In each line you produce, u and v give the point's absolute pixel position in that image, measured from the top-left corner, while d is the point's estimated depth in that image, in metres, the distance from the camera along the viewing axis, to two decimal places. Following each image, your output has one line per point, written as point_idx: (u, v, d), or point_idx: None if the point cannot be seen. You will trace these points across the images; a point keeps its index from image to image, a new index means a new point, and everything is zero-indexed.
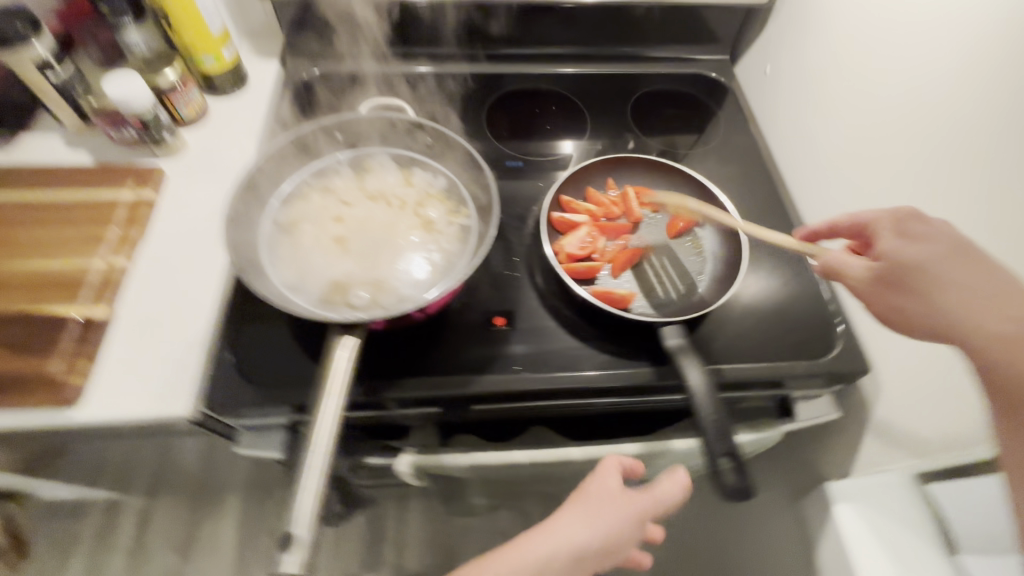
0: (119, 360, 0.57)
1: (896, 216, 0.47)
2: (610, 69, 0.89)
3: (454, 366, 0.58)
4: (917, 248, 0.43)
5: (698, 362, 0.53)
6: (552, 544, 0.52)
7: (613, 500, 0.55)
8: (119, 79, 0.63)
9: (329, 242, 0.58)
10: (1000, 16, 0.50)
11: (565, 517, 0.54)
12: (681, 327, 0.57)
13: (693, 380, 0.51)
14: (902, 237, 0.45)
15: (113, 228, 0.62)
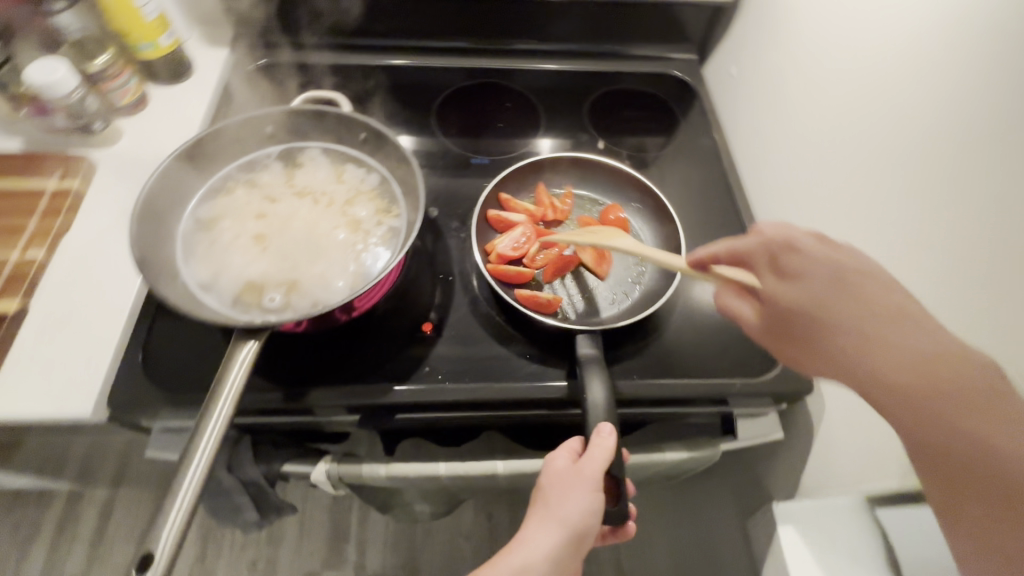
0: (24, 356, 0.55)
1: (770, 249, 0.45)
2: (572, 68, 0.86)
3: (375, 372, 0.57)
4: (794, 289, 0.41)
5: (602, 375, 0.51)
6: (529, 569, 0.45)
7: (586, 490, 0.46)
8: (42, 67, 0.61)
9: (249, 240, 0.56)
10: (944, 13, 0.47)
11: (540, 531, 0.47)
12: (596, 335, 0.54)
13: (593, 395, 0.49)
14: (779, 276, 0.43)
15: (33, 221, 0.60)
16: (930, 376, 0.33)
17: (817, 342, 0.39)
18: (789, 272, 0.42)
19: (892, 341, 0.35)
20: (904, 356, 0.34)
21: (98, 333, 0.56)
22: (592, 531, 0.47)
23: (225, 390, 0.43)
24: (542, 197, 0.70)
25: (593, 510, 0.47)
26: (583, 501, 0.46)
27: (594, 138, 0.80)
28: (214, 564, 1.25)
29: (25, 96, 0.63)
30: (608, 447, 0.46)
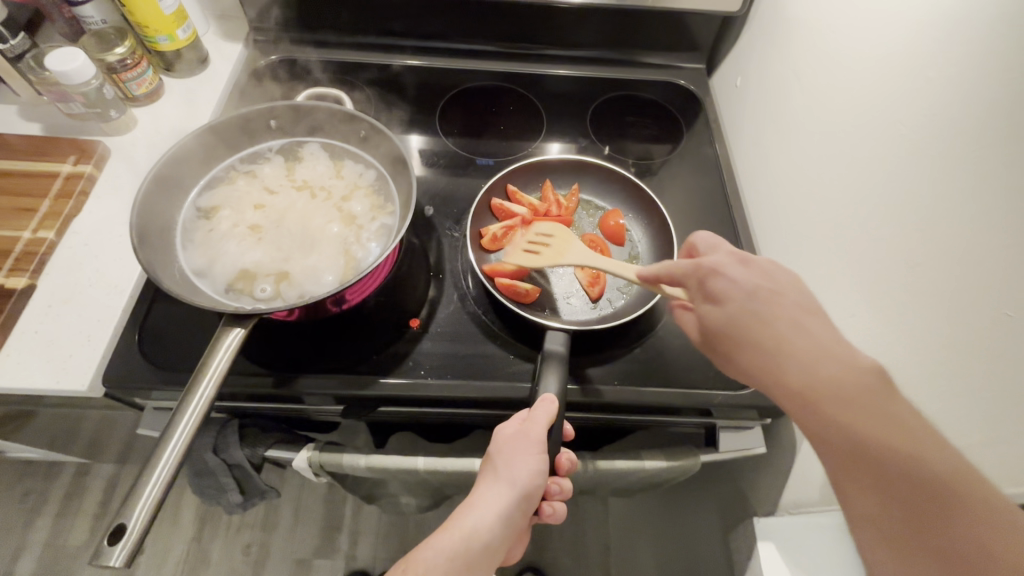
0: (28, 331, 0.57)
1: (698, 276, 0.45)
2: (578, 74, 0.87)
3: (360, 364, 0.58)
4: (721, 313, 0.43)
5: (560, 373, 0.51)
6: (481, 528, 0.46)
7: (535, 452, 0.48)
8: (61, 54, 0.63)
9: (245, 229, 0.58)
10: (932, 21, 0.47)
11: (491, 492, 0.48)
12: (567, 334, 0.55)
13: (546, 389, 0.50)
14: (708, 299, 0.44)
15: (46, 203, 0.63)
16: (834, 382, 0.36)
17: (742, 357, 0.42)
18: (714, 296, 0.44)
19: (788, 349, 0.39)
20: (807, 366, 0.38)
21: (99, 313, 0.59)
22: (539, 491, 0.48)
23: (208, 371, 0.45)
24: (550, 193, 0.72)
25: (541, 471, 0.48)
26: (532, 462, 0.48)
27: (595, 143, 0.81)
28: (211, 545, 1.27)
29: (47, 83, 0.67)
30: (550, 411, 0.48)
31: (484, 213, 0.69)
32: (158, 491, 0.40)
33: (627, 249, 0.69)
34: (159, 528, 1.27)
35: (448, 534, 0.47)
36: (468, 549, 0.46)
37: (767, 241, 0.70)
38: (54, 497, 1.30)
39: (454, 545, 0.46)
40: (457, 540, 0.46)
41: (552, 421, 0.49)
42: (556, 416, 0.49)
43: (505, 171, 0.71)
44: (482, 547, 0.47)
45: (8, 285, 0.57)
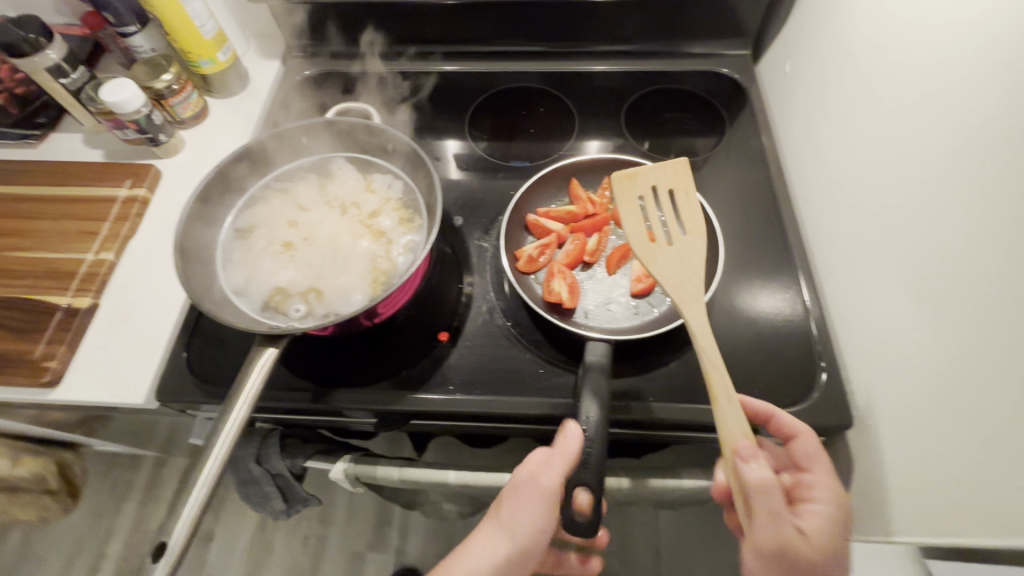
0: (93, 347, 0.61)
1: (835, 506, 0.46)
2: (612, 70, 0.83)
3: (393, 380, 0.58)
4: (833, 535, 0.44)
5: (600, 390, 0.49)
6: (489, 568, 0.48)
7: (539, 501, 0.48)
8: (114, 85, 0.67)
9: (280, 248, 0.60)
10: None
11: (491, 536, 0.49)
12: (609, 344, 0.53)
13: (587, 407, 0.48)
14: (824, 512, 0.46)
15: (106, 226, 0.68)
16: None
17: None
18: (838, 519, 0.45)
19: None
20: None
21: (152, 330, 0.62)
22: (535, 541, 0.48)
23: (244, 378, 0.47)
24: (577, 192, 0.66)
25: (543, 522, 0.48)
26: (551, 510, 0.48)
27: (632, 142, 0.77)
28: (275, 534, 1.39)
29: (104, 112, 0.72)
30: (567, 456, 0.47)
31: (517, 228, 0.66)
32: (202, 496, 0.43)
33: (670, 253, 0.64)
34: (229, 516, 1.41)
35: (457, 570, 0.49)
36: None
37: (819, 241, 0.63)
38: (137, 485, 1.45)
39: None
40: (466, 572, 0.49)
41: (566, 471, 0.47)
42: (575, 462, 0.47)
43: (540, 176, 0.67)
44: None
45: (74, 305, 0.62)
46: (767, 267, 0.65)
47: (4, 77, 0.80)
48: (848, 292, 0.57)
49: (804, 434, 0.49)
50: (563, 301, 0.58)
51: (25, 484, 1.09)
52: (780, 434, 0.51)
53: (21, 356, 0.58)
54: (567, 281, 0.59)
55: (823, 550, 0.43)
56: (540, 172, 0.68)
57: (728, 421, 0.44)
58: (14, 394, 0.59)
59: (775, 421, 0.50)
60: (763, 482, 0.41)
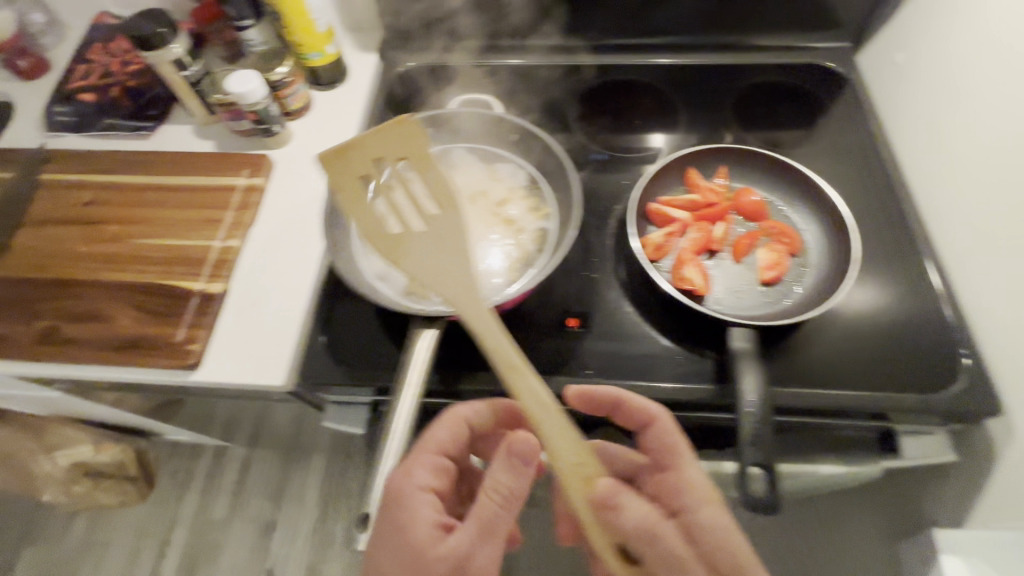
0: (228, 332, 0.63)
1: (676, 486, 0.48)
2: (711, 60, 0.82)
3: (527, 364, 0.59)
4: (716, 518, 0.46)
5: (756, 369, 0.50)
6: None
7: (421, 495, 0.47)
8: (239, 76, 0.69)
9: (414, 235, 0.61)
10: None
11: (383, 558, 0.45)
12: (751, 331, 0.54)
13: (747, 385, 0.49)
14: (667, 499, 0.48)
15: (230, 213, 0.69)
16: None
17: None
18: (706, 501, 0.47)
19: None
20: None
21: (284, 315, 0.64)
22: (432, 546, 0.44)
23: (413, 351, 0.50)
24: (698, 181, 0.67)
25: (434, 517, 0.46)
26: (490, 502, 0.46)
27: (736, 134, 0.77)
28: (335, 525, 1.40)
29: (223, 104, 0.73)
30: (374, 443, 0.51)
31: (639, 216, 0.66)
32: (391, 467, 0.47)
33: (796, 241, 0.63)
34: (290, 507, 1.43)
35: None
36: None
37: (947, 232, 0.63)
38: (198, 475, 1.48)
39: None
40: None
41: (427, 453, 0.50)
42: (438, 441, 0.50)
43: (662, 165, 0.67)
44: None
45: (209, 290, 0.64)
46: (888, 257, 0.65)
47: (117, 71, 0.83)
48: (986, 281, 0.57)
49: (651, 415, 0.51)
50: (695, 288, 0.59)
51: (107, 470, 1.14)
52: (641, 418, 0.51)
53: (166, 338, 0.61)
54: (699, 269, 0.60)
55: (737, 539, 0.44)
56: (660, 160, 0.68)
57: (559, 432, 0.45)
58: (158, 375, 0.60)
59: (627, 410, 0.51)
60: (634, 514, 0.43)
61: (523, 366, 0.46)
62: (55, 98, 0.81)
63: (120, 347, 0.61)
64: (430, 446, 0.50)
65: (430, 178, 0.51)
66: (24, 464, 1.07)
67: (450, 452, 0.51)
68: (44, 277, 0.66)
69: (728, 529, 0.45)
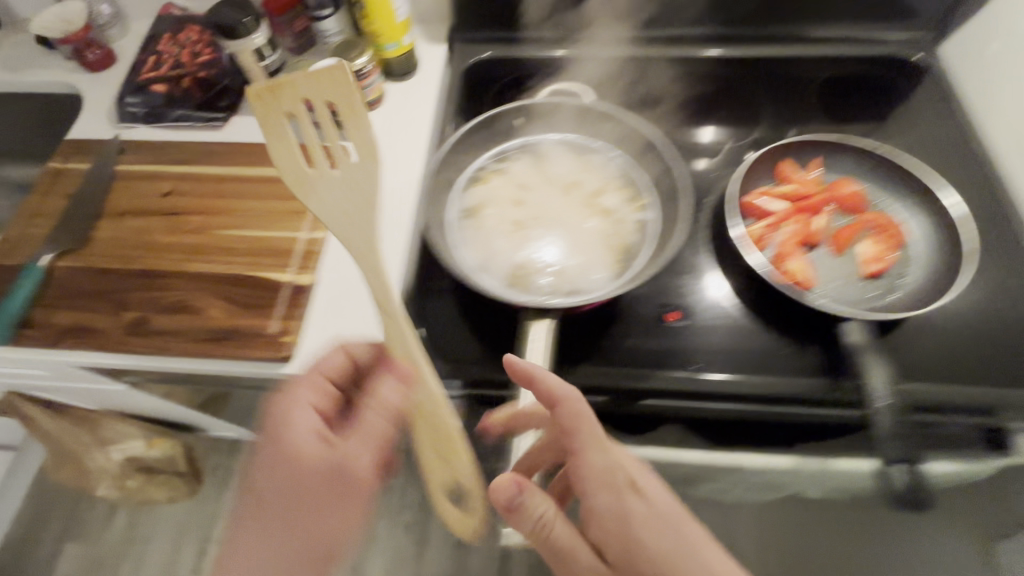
0: (318, 325, 0.62)
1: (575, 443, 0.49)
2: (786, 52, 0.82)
3: (628, 357, 0.58)
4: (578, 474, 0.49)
5: (883, 361, 0.56)
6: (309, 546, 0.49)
7: (312, 413, 0.52)
8: (323, 64, 0.69)
9: (509, 226, 0.60)
10: None
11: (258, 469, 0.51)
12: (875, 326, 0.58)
13: (876, 375, 0.54)
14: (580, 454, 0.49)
15: (312, 205, 0.68)
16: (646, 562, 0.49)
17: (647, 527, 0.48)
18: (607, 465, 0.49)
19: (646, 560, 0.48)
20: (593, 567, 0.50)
21: (376, 307, 0.63)
22: (290, 451, 0.50)
23: (528, 340, 0.52)
24: (790, 173, 0.66)
25: (313, 429, 0.51)
26: (375, 415, 0.51)
27: (819, 126, 0.76)
28: (377, 524, 1.39)
29: None
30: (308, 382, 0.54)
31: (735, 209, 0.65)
32: None
33: (899, 233, 0.62)
34: None
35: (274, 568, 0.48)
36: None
37: None
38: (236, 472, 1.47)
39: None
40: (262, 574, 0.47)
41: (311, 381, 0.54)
42: (327, 368, 0.55)
43: (754, 157, 0.66)
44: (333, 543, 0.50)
45: (299, 282, 0.63)
46: (990, 250, 0.63)
47: (187, 62, 0.82)
48: None
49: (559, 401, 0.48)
50: (801, 280, 0.58)
51: (158, 465, 1.14)
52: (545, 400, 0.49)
53: (259, 331, 0.60)
54: (802, 262, 0.60)
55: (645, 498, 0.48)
56: (754, 152, 0.67)
57: (434, 425, 0.52)
58: (252, 368, 0.60)
59: (537, 390, 0.49)
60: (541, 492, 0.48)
61: (395, 305, 0.53)
62: (126, 88, 0.80)
63: (212, 339, 0.60)
64: (318, 371, 0.55)
65: (358, 120, 0.52)
66: (79, 460, 1.07)
67: (336, 380, 0.56)
68: (129, 268, 0.65)
69: (624, 505, 0.48)
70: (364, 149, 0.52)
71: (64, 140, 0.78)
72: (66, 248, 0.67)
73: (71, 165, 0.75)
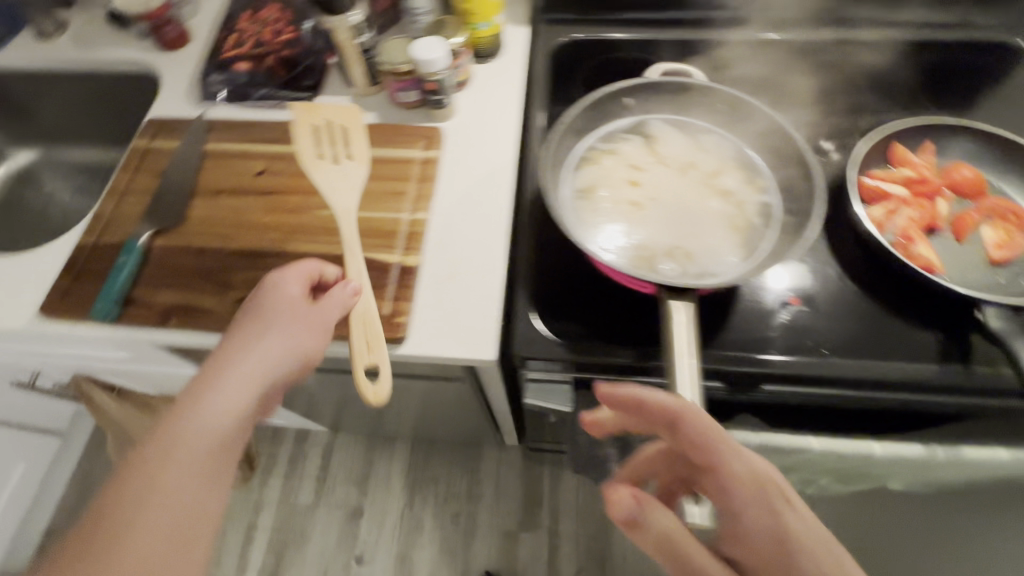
0: (428, 306, 0.61)
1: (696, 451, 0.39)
2: (894, 31, 0.78)
3: (752, 342, 0.58)
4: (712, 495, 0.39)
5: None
6: (196, 437, 0.42)
7: (295, 285, 0.52)
8: (424, 42, 0.67)
9: (627, 206, 0.59)
10: None
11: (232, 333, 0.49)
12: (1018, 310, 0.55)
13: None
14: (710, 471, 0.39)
15: (413, 186, 0.67)
16: None
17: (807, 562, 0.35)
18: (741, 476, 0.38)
19: None
20: None
21: (484, 289, 0.62)
22: (271, 309, 0.50)
23: (672, 329, 0.48)
24: (906, 157, 0.64)
25: (292, 299, 0.51)
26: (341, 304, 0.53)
27: (921, 110, 0.74)
28: (424, 513, 1.39)
29: (398, 73, 0.71)
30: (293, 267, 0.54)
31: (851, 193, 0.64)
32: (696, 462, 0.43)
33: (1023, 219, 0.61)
34: (376, 494, 1.41)
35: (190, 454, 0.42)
36: (200, 516, 0.40)
37: None
38: (281, 459, 1.47)
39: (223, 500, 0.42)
40: (152, 457, 0.41)
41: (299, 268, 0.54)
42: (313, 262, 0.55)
43: (870, 140, 0.64)
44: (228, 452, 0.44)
45: (408, 263, 0.62)
46: None
47: (270, 41, 0.81)
48: None
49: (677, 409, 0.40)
50: (930, 265, 0.57)
51: None
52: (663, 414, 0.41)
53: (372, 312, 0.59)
54: (928, 247, 0.59)
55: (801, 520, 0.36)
56: (868, 134, 0.65)
57: (365, 328, 0.54)
58: None
59: (643, 408, 0.41)
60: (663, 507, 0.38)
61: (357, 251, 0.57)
62: (209, 67, 0.79)
63: None
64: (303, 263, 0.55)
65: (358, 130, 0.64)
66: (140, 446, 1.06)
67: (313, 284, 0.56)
68: (229, 247, 0.64)
69: (783, 523, 0.36)
70: (359, 158, 0.62)
71: (148, 118, 0.77)
72: (162, 226, 0.66)
73: (158, 144, 0.73)
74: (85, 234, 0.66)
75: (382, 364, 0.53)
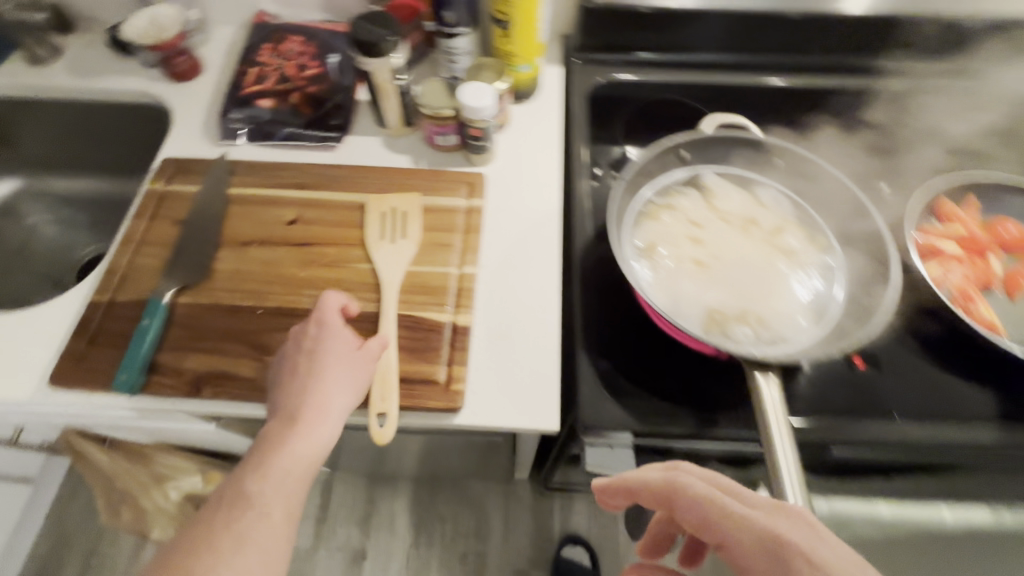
0: (485, 368, 0.57)
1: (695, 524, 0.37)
2: (926, 81, 0.79)
3: (824, 405, 0.56)
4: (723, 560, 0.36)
5: None
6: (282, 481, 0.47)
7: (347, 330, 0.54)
8: (471, 88, 0.64)
9: (691, 265, 0.57)
10: None
11: (301, 379, 0.51)
12: None
13: None
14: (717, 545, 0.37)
15: (459, 237, 0.64)
16: None
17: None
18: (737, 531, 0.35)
19: None
20: None
21: (542, 350, 0.59)
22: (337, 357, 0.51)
23: (765, 403, 0.47)
24: (953, 212, 0.65)
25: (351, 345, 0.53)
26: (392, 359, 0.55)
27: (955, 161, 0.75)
28: (431, 553, 1.33)
29: (437, 118, 0.68)
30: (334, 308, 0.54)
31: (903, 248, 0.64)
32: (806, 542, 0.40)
33: None
34: (380, 534, 1.35)
35: (273, 484, 0.47)
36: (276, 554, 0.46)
37: None
38: None
39: (288, 550, 0.47)
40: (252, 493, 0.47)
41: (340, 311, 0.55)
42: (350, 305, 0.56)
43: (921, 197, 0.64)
44: (300, 499, 0.49)
45: (460, 322, 0.58)
46: None
47: (294, 77, 0.77)
48: None
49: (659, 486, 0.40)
50: (992, 325, 0.58)
51: None
52: (661, 500, 0.40)
53: (427, 377, 0.55)
54: (986, 306, 0.59)
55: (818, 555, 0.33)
56: (916, 189, 0.66)
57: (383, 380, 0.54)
58: (423, 417, 0.55)
59: (636, 496, 0.42)
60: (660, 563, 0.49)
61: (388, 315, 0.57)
62: (229, 103, 0.74)
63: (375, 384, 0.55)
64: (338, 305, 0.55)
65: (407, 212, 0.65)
66: (133, 498, 0.97)
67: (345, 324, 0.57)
68: (261, 304, 0.59)
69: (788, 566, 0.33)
70: (413, 239, 0.63)
71: (162, 158, 0.71)
72: (186, 281, 0.60)
73: (176, 187, 0.68)
74: (97, 291, 0.60)
75: (391, 413, 0.52)
